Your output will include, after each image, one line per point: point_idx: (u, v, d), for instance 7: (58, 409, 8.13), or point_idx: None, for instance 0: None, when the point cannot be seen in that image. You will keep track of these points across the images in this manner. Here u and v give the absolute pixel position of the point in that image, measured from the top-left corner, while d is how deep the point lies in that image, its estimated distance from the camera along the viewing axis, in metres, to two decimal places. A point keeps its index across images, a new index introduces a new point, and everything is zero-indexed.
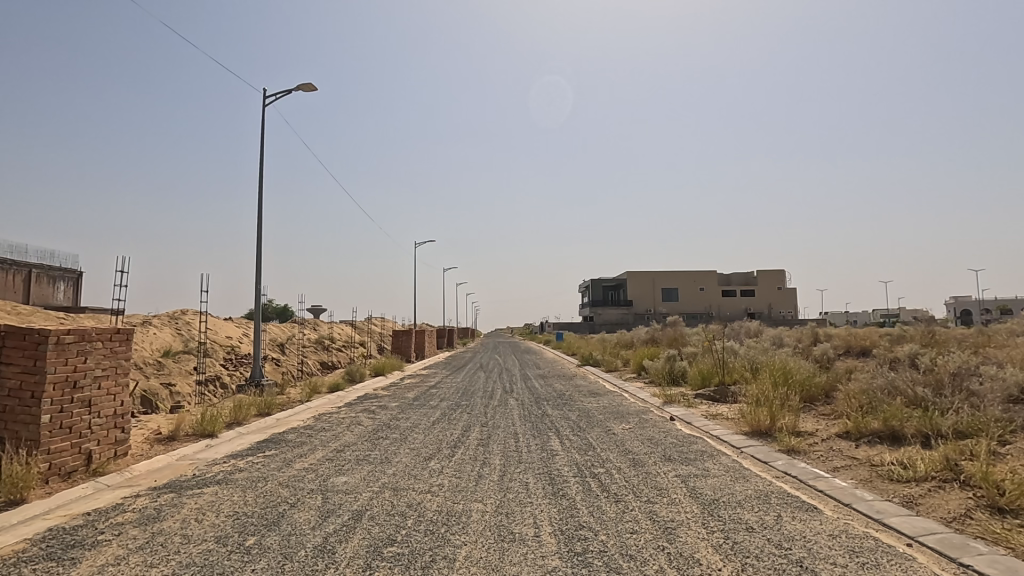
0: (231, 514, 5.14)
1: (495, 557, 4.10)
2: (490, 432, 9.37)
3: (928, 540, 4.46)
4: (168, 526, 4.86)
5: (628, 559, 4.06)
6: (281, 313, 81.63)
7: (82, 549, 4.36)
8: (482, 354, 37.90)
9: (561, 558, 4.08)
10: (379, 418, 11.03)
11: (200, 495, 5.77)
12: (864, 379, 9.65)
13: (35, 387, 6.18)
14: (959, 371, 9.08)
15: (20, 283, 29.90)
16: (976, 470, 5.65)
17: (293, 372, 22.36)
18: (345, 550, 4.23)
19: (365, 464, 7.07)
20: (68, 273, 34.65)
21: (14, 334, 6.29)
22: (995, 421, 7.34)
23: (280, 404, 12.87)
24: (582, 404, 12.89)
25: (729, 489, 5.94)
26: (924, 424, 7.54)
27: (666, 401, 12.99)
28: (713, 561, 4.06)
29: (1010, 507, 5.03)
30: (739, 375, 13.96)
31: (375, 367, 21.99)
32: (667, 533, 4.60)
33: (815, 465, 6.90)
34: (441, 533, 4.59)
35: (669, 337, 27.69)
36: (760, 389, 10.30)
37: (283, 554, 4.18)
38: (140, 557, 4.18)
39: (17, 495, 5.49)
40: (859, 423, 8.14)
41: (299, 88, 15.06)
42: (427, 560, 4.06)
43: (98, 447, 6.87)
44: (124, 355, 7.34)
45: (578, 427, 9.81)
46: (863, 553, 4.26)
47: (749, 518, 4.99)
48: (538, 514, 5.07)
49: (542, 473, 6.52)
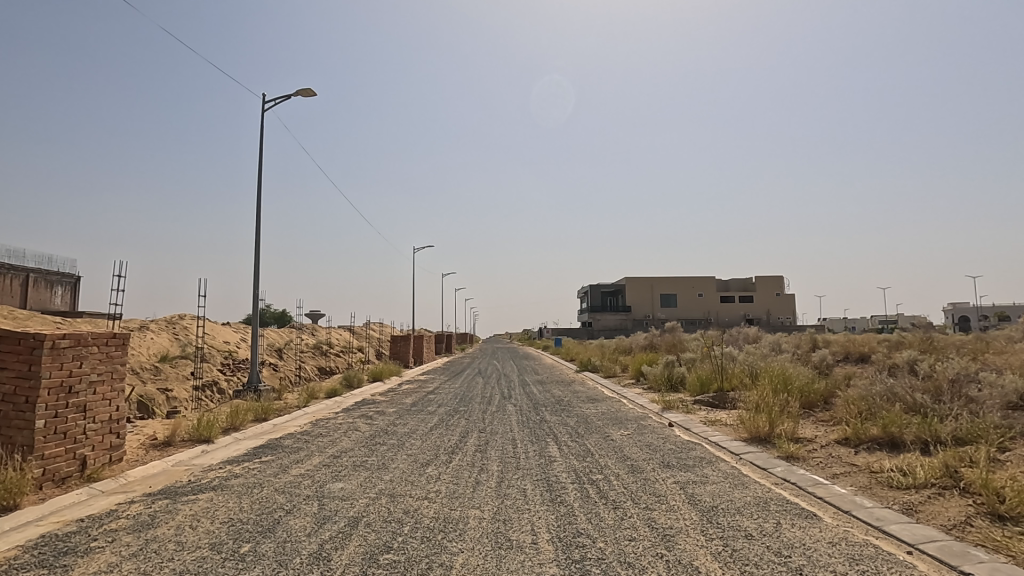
0: (225, 521, 5.08)
1: (492, 565, 4.06)
2: (488, 437, 9.36)
3: (929, 548, 4.41)
4: (161, 533, 4.80)
5: (626, 567, 4.02)
6: (278, 318, 81.35)
7: (73, 557, 4.29)
8: (484, 355, 46.16)
9: (558, 565, 4.03)
10: (375, 423, 10.97)
11: (194, 502, 5.72)
12: (864, 385, 9.62)
13: (30, 393, 6.15)
14: (958, 378, 9.06)
15: (16, 288, 29.70)
16: (976, 477, 5.60)
17: (289, 378, 22.37)
18: (340, 558, 4.18)
19: (361, 470, 7.03)
20: (63, 277, 34.30)
21: (8, 338, 6.22)
22: (994, 429, 7.28)
23: (275, 408, 12.80)
24: (580, 410, 12.83)
25: (727, 496, 5.89)
26: (923, 431, 7.50)
27: (664, 406, 12.97)
28: (712, 568, 4.02)
29: (1010, 515, 4.99)
30: (737, 380, 14.04)
31: (375, 374, 22.05)
32: (665, 540, 4.57)
33: (815, 472, 6.84)
34: (438, 541, 4.54)
35: (667, 341, 27.97)
36: (760, 395, 10.22)
37: (278, 561, 4.13)
38: (132, 564, 4.13)
39: (11, 501, 5.44)
40: (858, 430, 8.09)
41: (299, 93, 15.17)
42: (423, 567, 4.02)
43: (93, 453, 6.82)
44: (120, 360, 7.33)
45: (577, 433, 9.76)
46: (863, 561, 4.21)
47: (748, 525, 4.95)
48: (536, 521, 5.02)
49: (540, 480, 6.47)
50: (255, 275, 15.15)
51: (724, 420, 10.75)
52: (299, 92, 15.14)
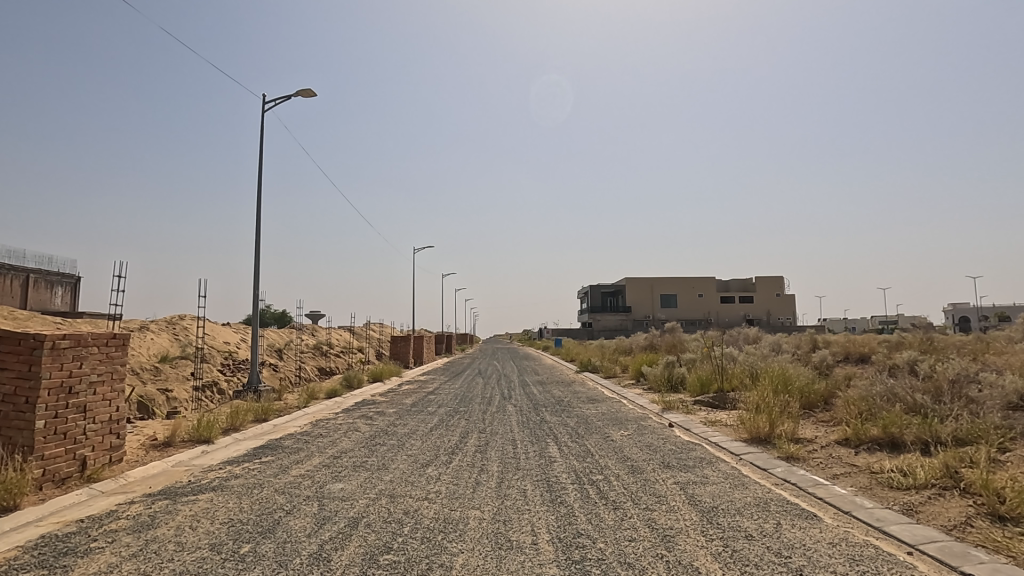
0: (225, 521, 5.08)
1: (492, 565, 4.06)
2: (488, 438, 9.33)
3: (929, 548, 4.41)
4: (161, 533, 4.79)
5: (627, 568, 4.02)
6: (277, 319, 81.18)
7: (74, 558, 4.29)
8: (484, 355, 47.26)
9: (558, 566, 4.03)
10: (375, 424, 10.98)
11: (194, 503, 5.71)
12: (864, 386, 9.62)
13: (30, 393, 6.15)
14: (958, 379, 9.06)
15: (17, 288, 29.79)
16: (976, 478, 5.60)
17: (290, 378, 22.40)
18: (340, 558, 4.18)
19: (361, 470, 7.04)
20: (64, 278, 34.33)
21: (8, 339, 6.22)
22: (994, 429, 7.28)
23: (275, 409, 12.78)
24: (580, 411, 12.80)
25: (728, 496, 5.89)
26: (924, 432, 7.49)
27: (664, 407, 12.96)
28: (713, 569, 4.02)
29: (1010, 515, 4.99)
30: (737, 381, 14.04)
31: (375, 375, 22.07)
32: (665, 540, 4.56)
33: (815, 473, 6.84)
34: (438, 541, 4.54)
35: (667, 342, 28.04)
36: (760, 396, 10.21)
37: (278, 561, 4.13)
38: (132, 564, 4.13)
39: (11, 501, 5.44)
40: (858, 430, 8.09)
41: (299, 94, 15.18)
42: (423, 568, 4.02)
43: (93, 454, 6.81)
44: (120, 361, 7.33)
45: (577, 433, 9.74)
46: (864, 561, 4.22)
47: (749, 526, 4.95)
48: (536, 522, 5.02)
49: (540, 481, 6.46)
50: (255, 275, 15.16)
51: (725, 421, 10.74)
52: (300, 92, 15.13)
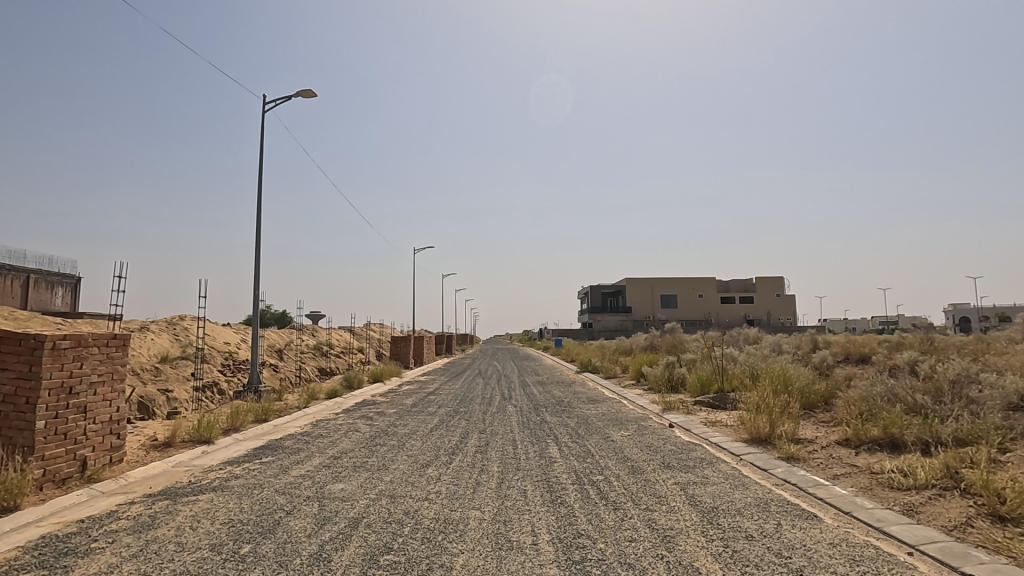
0: (225, 522, 5.08)
1: (492, 565, 4.06)
2: (488, 439, 9.31)
3: (929, 548, 4.41)
4: (162, 533, 4.80)
5: (627, 568, 4.02)
6: (277, 319, 81.28)
7: (74, 558, 4.29)
8: (484, 356, 48.27)
9: (559, 567, 4.02)
10: (375, 424, 10.99)
11: (194, 503, 5.70)
12: (864, 386, 9.62)
13: (30, 394, 6.15)
14: (959, 379, 9.05)
15: (18, 288, 29.84)
16: (976, 478, 5.60)
17: (290, 379, 22.43)
18: (340, 558, 4.18)
19: (361, 471, 7.04)
20: (64, 278, 34.37)
21: (8, 339, 6.22)
22: (994, 429, 7.28)
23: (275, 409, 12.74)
24: (580, 411, 12.79)
25: (728, 497, 5.89)
26: (924, 432, 7.49)
27: (665, 407, 12.95)
28: (713, 569, 4.02)
29: (1010, 516, 4.98)
30: (737, 381, 14.04)
31: (375, 375, 22.08)
32: (665, 541, 4.56)
33: (815, 473, 6.84)
34: (438, 542, 4.54)
35: (667, 342, 28.10)
36: (760, 396, 10.20)
37: (278, 562, 4.13)
38: (132, 565, 4.13)
39: (11, 502, 5.44)
40: (858, 431, 8.10)
41: (299, 94, 15.17)
42: (423, 568, 4.02)
43: (93, 454, 6.81)
44: (120, 361, 7.32)
45: (577, 434, 9.73)
46: (864, 561, 4.21)
47: (749, 526, 4.95)
48: (536, 522, 5.02)
49: (540, 481, 6.46)
50: (255, 276, 15.15)
51: (725, 422, 10.72)
52: (299, 92, 15.11)
